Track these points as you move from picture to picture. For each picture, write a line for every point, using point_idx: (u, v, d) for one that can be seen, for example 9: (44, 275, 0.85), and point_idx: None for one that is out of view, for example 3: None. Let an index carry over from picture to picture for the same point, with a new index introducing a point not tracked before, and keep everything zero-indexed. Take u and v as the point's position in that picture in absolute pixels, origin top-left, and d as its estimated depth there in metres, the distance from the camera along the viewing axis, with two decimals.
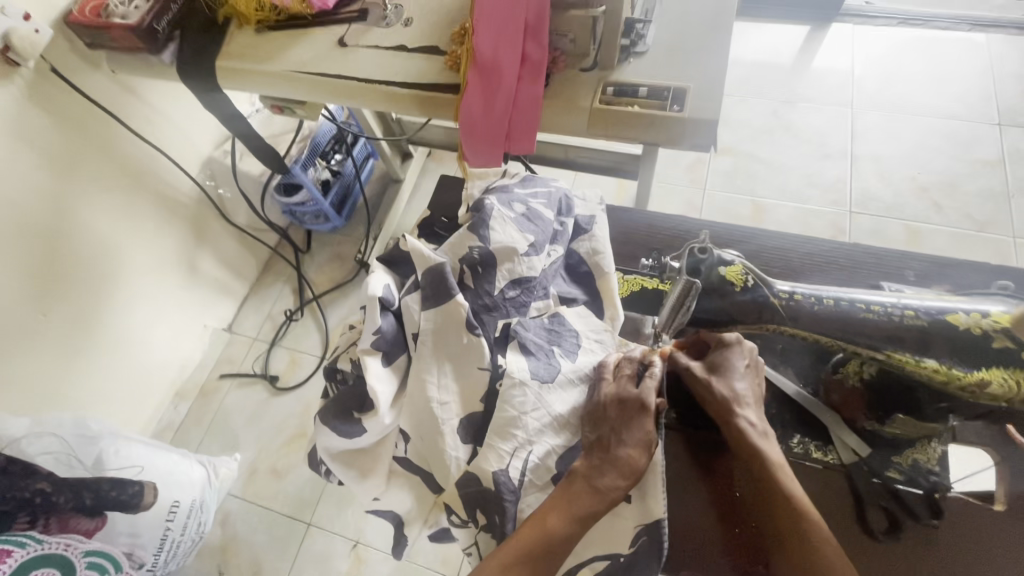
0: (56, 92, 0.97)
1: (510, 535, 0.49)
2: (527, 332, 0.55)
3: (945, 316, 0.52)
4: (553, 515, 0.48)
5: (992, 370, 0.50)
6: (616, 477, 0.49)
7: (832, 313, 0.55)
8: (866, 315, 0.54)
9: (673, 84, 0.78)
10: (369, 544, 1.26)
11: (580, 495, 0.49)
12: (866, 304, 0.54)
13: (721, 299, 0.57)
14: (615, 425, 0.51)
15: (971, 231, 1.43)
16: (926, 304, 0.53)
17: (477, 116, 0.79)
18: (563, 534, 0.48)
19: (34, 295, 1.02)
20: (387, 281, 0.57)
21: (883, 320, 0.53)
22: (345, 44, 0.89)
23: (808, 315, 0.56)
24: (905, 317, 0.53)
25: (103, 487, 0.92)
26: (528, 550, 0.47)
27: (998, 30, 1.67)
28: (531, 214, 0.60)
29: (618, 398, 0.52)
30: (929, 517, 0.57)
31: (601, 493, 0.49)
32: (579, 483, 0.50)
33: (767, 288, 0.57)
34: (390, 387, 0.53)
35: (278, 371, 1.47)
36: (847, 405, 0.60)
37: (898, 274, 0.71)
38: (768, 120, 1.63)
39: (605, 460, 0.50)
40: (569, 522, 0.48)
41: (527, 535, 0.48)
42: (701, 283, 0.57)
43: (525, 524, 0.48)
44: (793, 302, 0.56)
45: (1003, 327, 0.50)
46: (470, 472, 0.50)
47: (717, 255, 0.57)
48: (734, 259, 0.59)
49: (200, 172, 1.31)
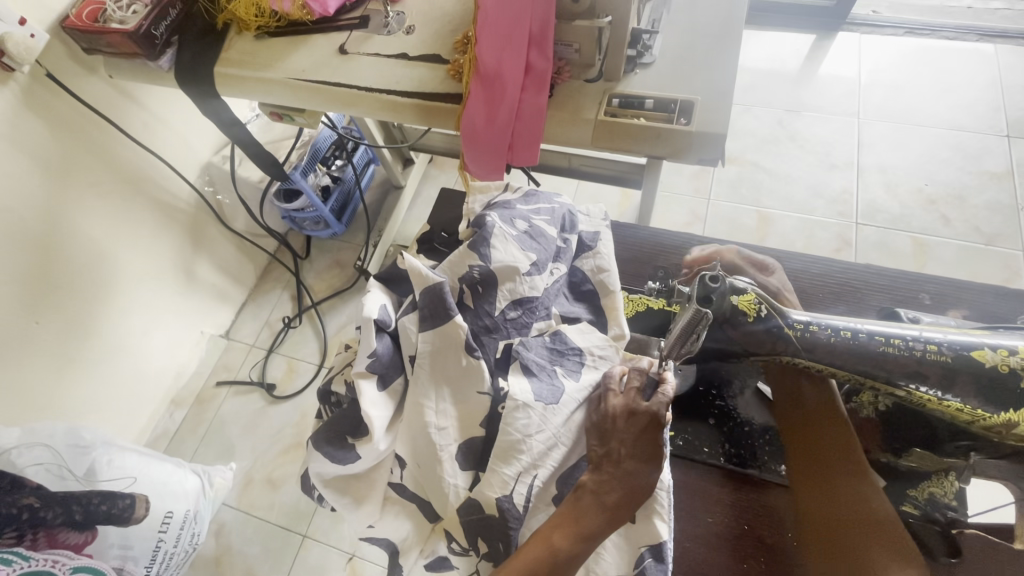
0: (52, 97, 0.96)
1: (514, 552, 0.47)
2: (528, 352, 0.53)
3: (970, 351, 0.49)
4: (559, 533, 0.46)
5: (1019, 412, 0.48)
6: (625, 492, 0.48)
7: (849, 346, 0.52)
8: (885, 349, 0.51)
9: (680, 96, 0.77)
10: (365, 557, 1.24)
11: (588, 511, 0.47)
12: (885, 337, 0.51)
13: (733, 331, 0.53)
14: (625, 440, 0.50)
15: (980, 244, 1.41)
16: (949, 338, 0.50)
17: (479, 126, 0.77)
18: (569, 553, 0.45)
19: (28, 301, 1.01)
20: (384, 301, 0.55)
21: (903, 354, 0.50)
22: (345, 51, 0.88)
23: (824, 347, 0.52)
24: (927, 353, 0.50)
25: (94, 500, 0.91)
26: (532, 570, 0.44)
27: (1007, 41, 1.65)
28: (533, 231, 0.58)
29: (628, 410, 0.51)
30: (945, 555, 0.53)
31: (610, 509, 0.47)
32: (587, 499, 0.48)
33: (782, 317, 0.53)
34: (385, 412, 0.51)
35: (275, 379, 1.45)
36: (862, 435, 0.59)
37: (912, 297, 0.69)
38: (773, 130, 1.62)
39: (614, 475, 0.48)
40: (575, 541, 0.46)
41: (531, 555, 0.45)
42: (711, 313, 0.50)
43: (528, 544, 0.46)
44: (809, 334, 0.52)
45: None
46: (472, 499, 0.48)
47: (729, 283, 0.51)
48: (746, 285, 0.54)
49: (197, 177, 1.29)
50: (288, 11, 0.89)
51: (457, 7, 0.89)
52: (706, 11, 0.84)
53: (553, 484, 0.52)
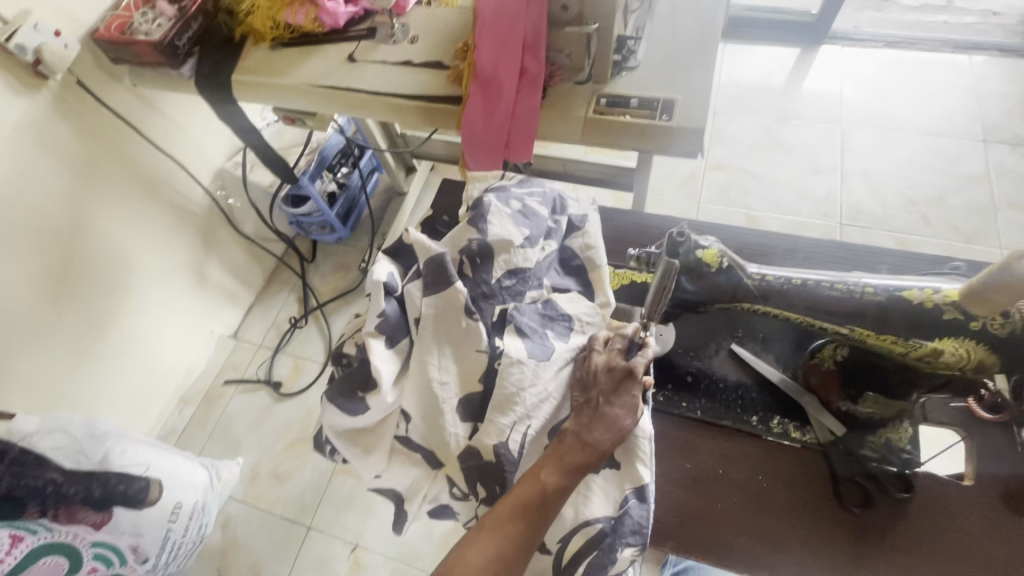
0: (80, 105, 1.03)
1: (509, 490, 0.52)
2: (522, 316, 0.59)
3: (901, 292, 0.55)
4: (545, 471, 0.51)
5: (944, 340, 0.54)
6: (603, 432, 0.53)
7: (799, 291, 0.59)
8: (830, 292, 0.58)
9: (662, 96, 0.83)
10: (368, 548, 1.27)
11: (571, 449, 0.53)
12: (830, 281, 0.58)
13: (699, 280, 0.61)
14: (604, 390, 0.56)
15: (959, 242, 1.47)
16: (884, 281, 0.56)
17: (478, 126, 0.84)
18: (555, 486, 0.51)
19: (52, 296, 1.06)
20: (390, 270, 0.60)
21: (845, 296, 0.57)
22: (354, 59, 0.95)
23: (778, 294, 0.60)
24: (864, 294, 0.56)
25: (111, 480, 0.94)
26: (523, 503, 0.50)
27: (981, 52, 1.73)
28: (527, 210, 0.64)
29: (608, 365, 0.57)
30: (899, 491, 0.59)
31: (591, 446, 0.52)
32: (569, 440, 0.53)
33: (741, 271, 0.61)
34: (393, 367, 0.56)
35: (281, 377, 1.50)
36: (824, 386, 0.64)
37: (874, 268, 0.75)
38: (761, 137, 1.69)
39: (594, 417, 0.54)
40: (560, 474, 0.51)
41: (523, 490, 0.51)
42: (678, 264, 0.58)
43: (521, 483, 0.51)
44: (765, 282, 0.60)
45: (953, 301, 0.52)
46: (471, 446, 0.54)
47: (694, 239, 0.60)
48: (711, 244, 0.62)
49: (211, 182, 1.36)
50: (302, 24, 0.96)
51: (457, 19, 0.96)
52: (686, 20, 0.92)
53: (543, 436, 0.57)
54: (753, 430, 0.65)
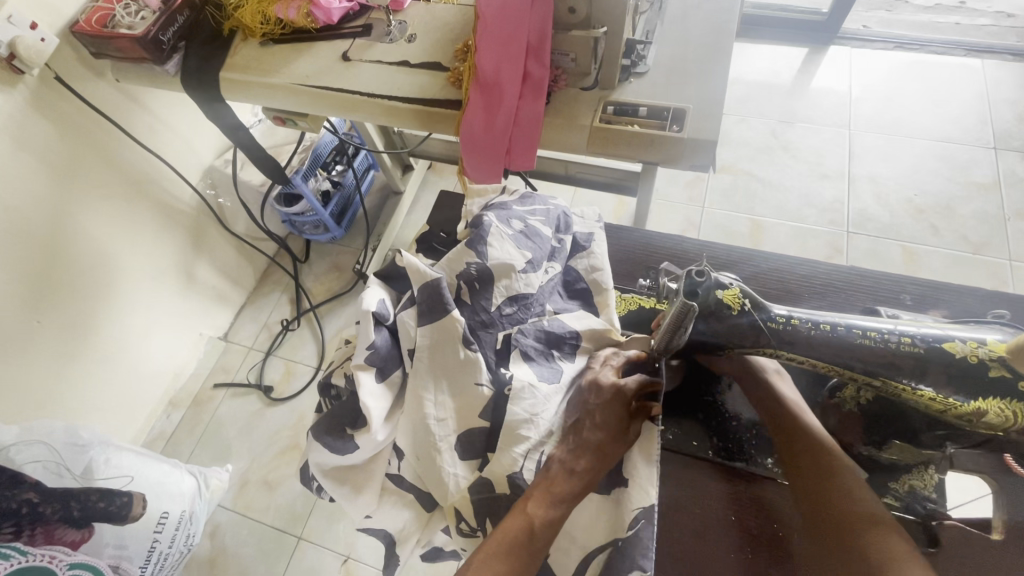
0: (59, 100, 0.97)
1: (496, 526, 0.49)
2: (526, 340, 0.57)
3: (942, 343, 0.52)
4: (532, 503, 0.49)
5: (988, 400, 0.51)
6: (591, 459, 0.52)
7: (828, 338, 0.56)
8: (862, 340, 0.55)
9: (672, 104, 0.79)
10: (360, 560, 1.24)
11: (557, 480, 0.50)
12: (862, 330, 0.55)
13: (717, 322, 0.57)
14: (592, 411, 0.54)
15: (968, 253, 1.44)
16: (922, 331, 0.54)
17: (477, 131, 0.79)
18: (543, 519, 0.48)
19: (31, 299, 1.02)
20: (382, 296, 0.57)
21: (880, 346, 0.54)
22: (348, 58, 0.90)
23: (804, 340, 0.56)
24: (902, 344, 0.53)
25: (91, 498, 0.91)
26: (510, 540, 0.47)
27: (993, 56, 1.69)
28: (529, 231, 0.62)
29: (597, 385, 0.56)
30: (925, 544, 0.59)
31: (578, 474, 0.51)
32: (556, 470, 0.51)
33: (762, 313, 0.57)
34: (383, 403, 0.52)
35: (272, 382, 1.46)
36: (845, 429, 0.64)
37: (895, 298, 0.72)
38: (767, 139, 1.65)
39: (579, 443, 0.52)
40: (548, 507, 0.49)
41: (509, 526, 0.48)
42: (697, 305, 0.52)
43: (508, 517, 0.49)
44: (789, 326, 0.57)
45: (999, 357, 0.50)
46: (483, 477, 0.52)
47: (715, 278, 0.55)
48: (730, 282, 0.59)
49: (200, 180, 1.31)
50: (293, 19, 0.91)
51: (457, 17, 0.92)
52: (698, 24, 0.87)
53: None
54: (769, 473, 0.65)
